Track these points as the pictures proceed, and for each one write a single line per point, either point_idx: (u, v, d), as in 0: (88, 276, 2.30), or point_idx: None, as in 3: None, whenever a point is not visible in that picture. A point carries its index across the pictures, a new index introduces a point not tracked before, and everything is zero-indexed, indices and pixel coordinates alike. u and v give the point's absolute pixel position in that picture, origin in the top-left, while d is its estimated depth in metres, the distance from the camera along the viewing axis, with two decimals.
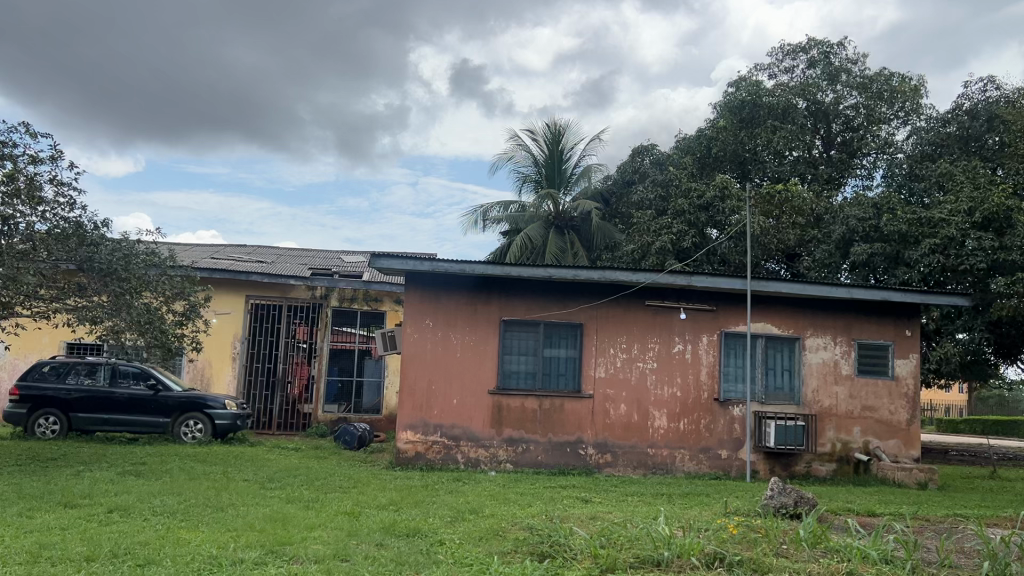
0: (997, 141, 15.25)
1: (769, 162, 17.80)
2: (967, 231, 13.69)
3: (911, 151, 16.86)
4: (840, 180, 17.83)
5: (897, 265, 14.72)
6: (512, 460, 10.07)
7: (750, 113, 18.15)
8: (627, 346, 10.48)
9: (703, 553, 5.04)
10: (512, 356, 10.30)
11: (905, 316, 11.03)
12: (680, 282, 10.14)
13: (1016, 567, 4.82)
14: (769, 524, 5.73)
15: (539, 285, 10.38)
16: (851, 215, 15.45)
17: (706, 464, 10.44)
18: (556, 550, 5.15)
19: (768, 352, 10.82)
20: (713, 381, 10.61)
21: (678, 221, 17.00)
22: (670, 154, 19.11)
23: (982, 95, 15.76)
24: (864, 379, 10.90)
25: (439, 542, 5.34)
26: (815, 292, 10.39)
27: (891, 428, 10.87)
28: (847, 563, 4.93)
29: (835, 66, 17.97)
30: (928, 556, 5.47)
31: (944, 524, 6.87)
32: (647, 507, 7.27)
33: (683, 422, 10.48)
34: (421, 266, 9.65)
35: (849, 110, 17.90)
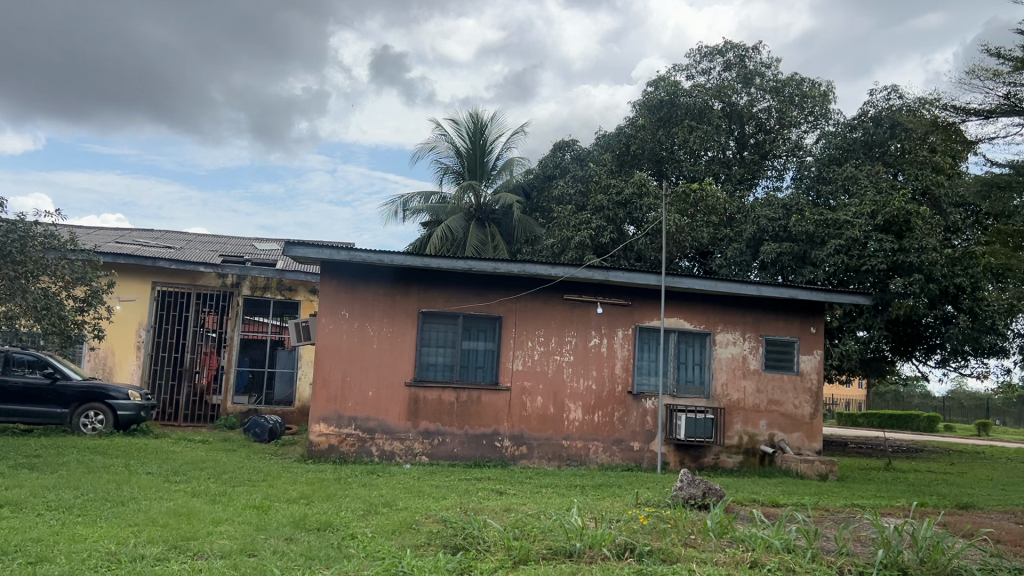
0: (899, 148, 16.04)
1: (685, 162, 18.16)
2: (869, 233, 14.33)
3: (819, 154, 17.36)
4: (752, 180, 18.34)
5: (804, 264, 15.25)
6: (428, 452, 10.01)
7: (668, 113, 18.53)
8: (545, 339, 10.55)
9: (614, 544, 5.12)
10: (430, 348, 10.23)
11: (811, 313, 11.44)
12: (596, 277, 10.25)
13: (909, 555, 5.07)
14: (679, 515, 5.85)
15: (458, 277, 10.34)
16: (761, 215, 15.89)
17: (619, 456, 10.62)
18: (469, 543, 5.13)
19: (680, 346, 11.09)
20: (628, 374, 10.80)
21: (597, 216, 17.22)
22: (591, 151, 19.47)
23: (886, 103, 16.50)
24: (770, 374, 11.27)
25: (350, 536, 5.25)
26: (727, 289, 10.67)
27: (795, 422, 11.27)
28: (751, 553, 5.10)
29: (749, 70, 18.45)
30: (827, 544, 5.69)
31: (842, 514, 7.16)
32: (560, 498, 7.35)
33: (598, 415, 10.63)
34: (338, 256, 9.45)
35: (762, 113, 18.39)
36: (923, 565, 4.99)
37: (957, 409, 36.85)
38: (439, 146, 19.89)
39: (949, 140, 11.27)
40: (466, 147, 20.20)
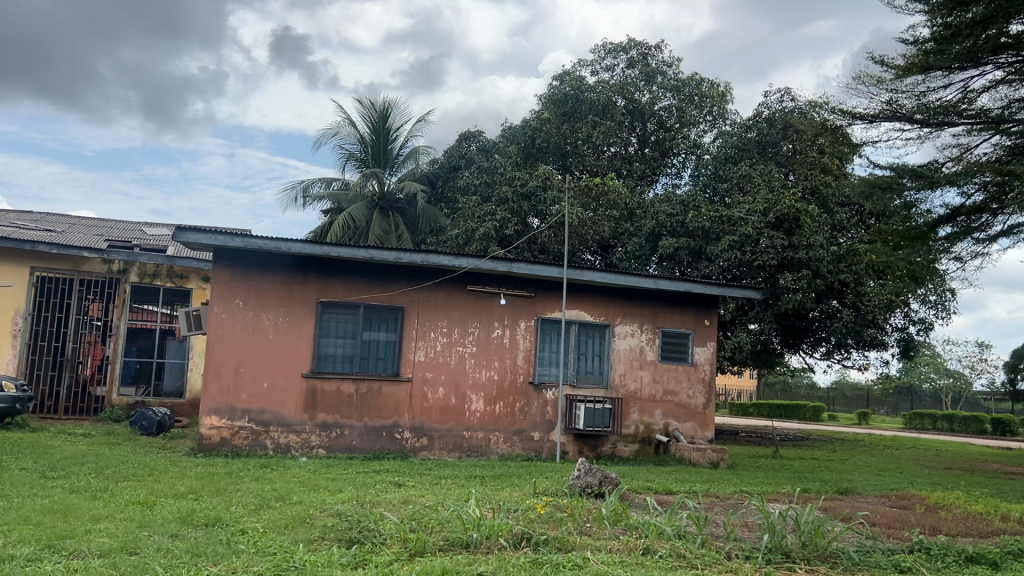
0: (790, 148, 16.73)
1: (589, 156, 18.37)
2: (761, 230, 14.86)
3: (715, 152, 17.93)
4: (653, 176, 18.76)
5: (700, 259, 15.65)
6: (325, 445, 9.82)
7: (572, 107, 18.84)
8: (448, 331, 10.51)
9: (511, 534, 5.14)
10: (329, 339, 10.02)
11: (704, 306, 11.83)
12: (500, 269, 10.26)
13: (792, 538, 5.30)
14: (575, 504, 5.95)
15: (359, 267, 10.17)
16: (660, 210, 16.24)
17: (519, 446, 10.70)
18: (365, 536, 5.06)
19: (580, 337, 11.23)
20: (529, 365, 10.89)
21: (502, 208, 17.26)
22: (496, 142, 19.52)
23: (779, 105, 17.18)
24: (666, 364, 11.57)
25: (240, 532, 5.09)
26: (627, 282, 10.88)
27: (688, 411, 11.64)
28: (644, 540, 5.23)
29: (651, 68, 18.89)
30: (715, 530, 5.86)
31: (731, 500, 7.42)
32: (458, 489, 7.33)
33: (499, 405, 10.68)
34: (232, 242, 9.13)
35: (662, 112, 18.82)
36: (805, 548, 5.23)
37: (840, 399, 38.75)
38: (341, 132, 19.46)
39: (836, 142, 11.81)
40: (369, 134, 19.81)
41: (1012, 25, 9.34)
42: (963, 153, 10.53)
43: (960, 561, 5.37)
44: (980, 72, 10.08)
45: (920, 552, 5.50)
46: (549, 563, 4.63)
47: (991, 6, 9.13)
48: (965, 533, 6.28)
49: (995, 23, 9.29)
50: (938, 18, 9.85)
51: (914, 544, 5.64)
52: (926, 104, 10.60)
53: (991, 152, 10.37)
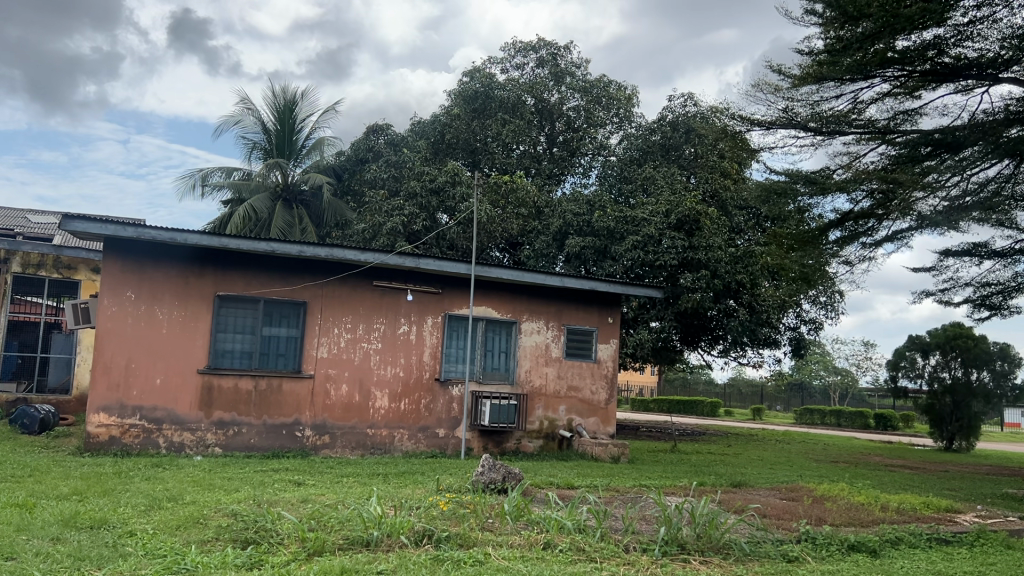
0: (693, 152, 17.23)
1: (498, 154, 18.40)
2: (664, 231, 15.24)
3: (621, 153, 18.29)
4: (560, 176, 18.99)
5: (604, 258, 15.94)
6: (222, 443, 9.54)
7: (482, 104, 18.70)
8: (352, 326, 10.36)
9: (412, 531, 5.10)
10: (226, 334, 9.72)
11: (609, 304, 12.08)
12: (407, 264, 10.17)
13: (687, 531, 5.46)
14: (478, 500, 5.96)
15: (260, 260, 9.90)
16: (568, 209, 16.47)
17: (423, 443, 10.66)
18: (261, 536, 4.94)
19: (487, 334, 11.26)
20: (435, 362, 10.85)
21: (410, 203, 17.15)
22: (404, 137, 19.22)
23: (682, 109, 17.66)
24: (570, 361, 11.74)
25: (128, 534, 4.89)
26: (533, 280, 10.96)
27: (591, 407, 11.85)
28: (545, 534, 5.29)
29: (561, 68, 19.08)
30: (614, 524, 5.95)
31: (630, 494, 7.60)
32: (360, 487, 7.24)
33: (403, 402, 10.60)
34: (124, 232, 8.73)
35: (571, 112, 19.05)
36: (699, 539, 5.40)
37: (736, 395, 40.01)
38: (243, 121, 18.94)
39: (736, 147, 12.22)
40: (273, 124, 19.31)
41: (898, 40, 9.87)
42: (852, 161, 11.07)
43: (842, 550, 5.65)
44: (869, 83, 10.62)
45: (807, 542, 5.75)
46: (450, 559, 4.62)
47: (880, 22, 9.63)
48: (848, 523, 6.60)
49: (882, 38, 9.80)
50: (831, 30, 10.29)
51: (801, 534, 5.88)
52: (820, 113, 11.08)
53: (877, 161, 10.94)
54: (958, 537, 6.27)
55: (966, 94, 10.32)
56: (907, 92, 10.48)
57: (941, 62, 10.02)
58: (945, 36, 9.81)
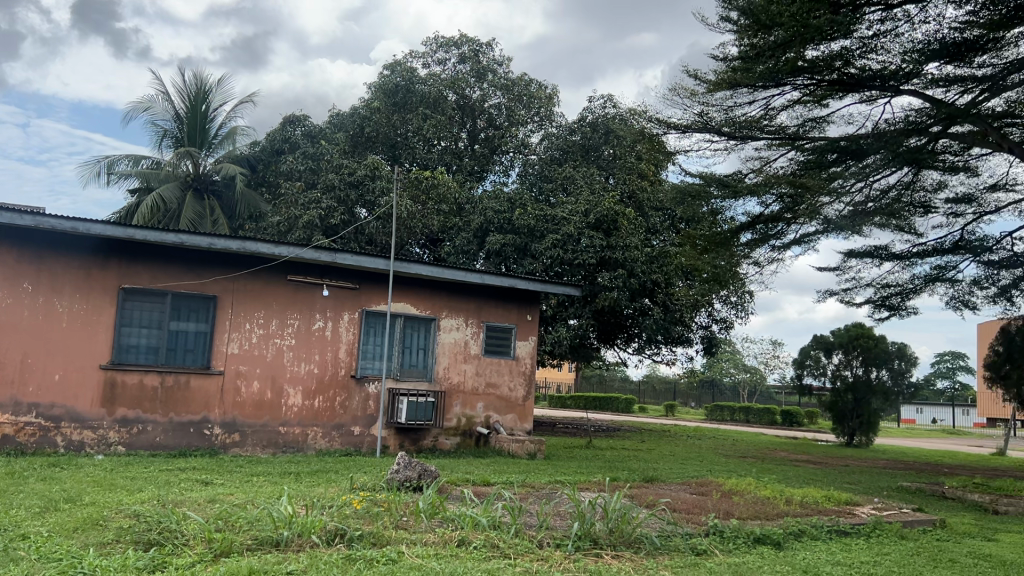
0: (612, 152, 17.49)
1: (419, 149, 18.37)
2: (583, 230, 15.42)
3: (542, 153, 18.42)
4: (481, 173, 19.00)
5: (524, 256, 16.02)
6: (125, 442, 9.18)
7: (403, 98, 18.63)
8: (265, 322, 10.12)
9: (324, 531, 5.02)
10: (131, 329, 9.35)
11: (527, 302, 12.17)
12: (323, 259, 9.99)
13: (600, 525, 5.53)
14: (392, 498, 5.91)
15: (168, 252, 9.56)
16: (488, 206, 16.49)
17: (338, 442, 10.50)
18: (165, 538, 4.77)
19: (405, 331, 11.17)
20: (351, 359, 10.71)
21: (327, 196, 16.87)
22: (322, 128, 18.84)
23: (602, 110, 17.92)
24: (489, 358, 11.77)
25: (21, 537, 4.66)
26: (452, 276, 10.93)
27: (509, 404, 11.90)
28: (459, 531, 5.29)
29: (482, 65, 19.07)
30: (529, 520, 5.98)
31: (545, 490, 7.67)
32: (271, 487, 7.09)
33: (318, 400, 10.43)
34: (20, 220, 8.29)
35: (492, 109, 19.08)
36: (611, 534, 5.47)
37: (650, 392, 40.76)
38: (153, 107, 18.28)
39: (653, 149, 12.45)
40: (185, 111, 18.66)
41: (807, 50, 10.22)
42: (763, 165, 11.42)
43: (748, 543, 5.83)
44: (780, 91, 10.97)
45: (714, 535, 5.89)
46: (362, 559, 4.56)
47: (790, 32, 9.94)
48: (753, 516, 6.81)
49: (793, 47, 10.12)
50: (745, 38, 10.58)
51: (708, 528, 6.02)
52: (733, 118, 11.39)
53: (787, 166, 11.31)
54: (856, 528, 6.54)
55: (869, 104, 10.78)
56: (815, 100, 10.88)
57: (848, 72, 10.42)
58: (851, 48, 10.22)
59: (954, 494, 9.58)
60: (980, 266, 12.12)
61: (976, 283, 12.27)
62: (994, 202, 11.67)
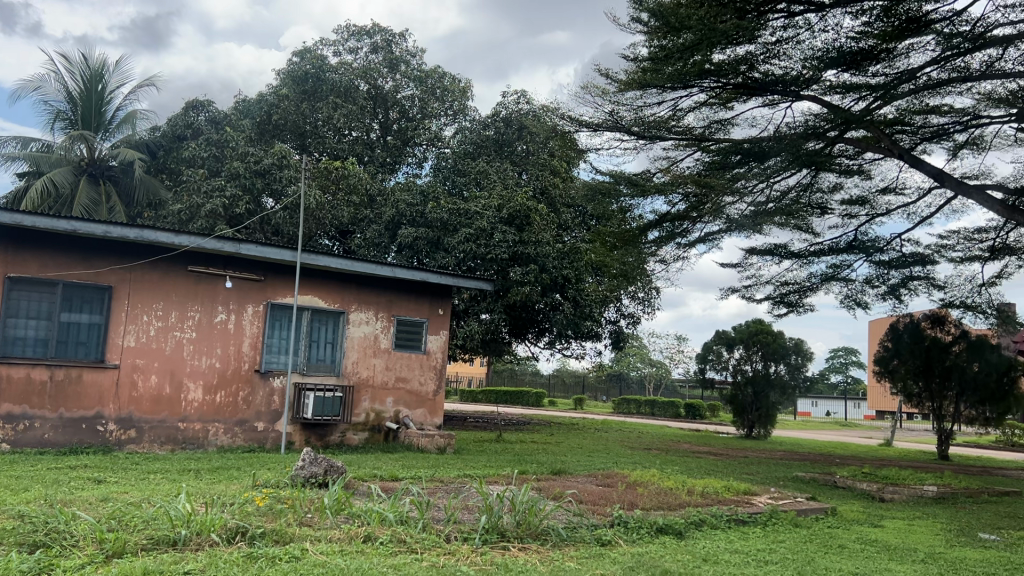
0: (525, 148, 17.60)
1: (329, 139, 18.07)
2: (495, 224, 15.48)
3: (455, 146, 18.34)
4: (394, 165, 18.83)
5: (436, 250, 15.95)
6: (10, 439, 8.68)
7: (313, 86, 18.17)
8: (163, 314, 9.75)
9: (224, 529, 4.87)
10: (18, 320, 8.85)
11: (438, 296, 12.12)
12: (226, 249, 9.69)
13: (507, 518, 5.56)
14: (297, 494, 5.78)
15: (60, 240, 9.09)
16: (400, 199, 16.34)
17: (240, 437, 10.23)
18: (52, 539, 4.54)
19: (312, 324, 10.96)
20: (256, 353, 10.44)
21: (232, 184, 16.35)
22: (227, 114, 18.32)
23: (515, 105, 18.00)
24: (399, 352, 11.68)
25: None
26: (362, 269, 10.79)
27: (419, 398, 11.84)
28: (365, 527, 5.22)
29: (395, 55, 18.86)
30: (436, 514, 5.95)
31: (453, 484, 7.67)
32: (168, 484, 6.84)
33: (219, 395, 10.13)
34: None
35: (405, 100, 18.97)
36: (518, 527, 5.51)
37: (560, 386, 41.22)
38: (44, 87, 17.35)
39: (565, 146, 12.56)
40: (78, 93, 17.77)
41: (714, 53, 10.48)
42: (670, 165, 11.68)
43: (651, 532, 5.96)
44: (688, 93, 11.24)
45: (619, 526, 5.99)
46: (264, 556, 4.46)
47: (699, 35, 10.12)
48: (657, 507, 6.97)
49: (700, 50, 10.34)
50: (656, 39, 10.74)
51: (613, 519, 6.13)
52: (643, 118, 11.62)
53: (693, 166, 11.60)
54: (753, 517, 6.77)
55: (771, 108, 11.17)
56: (721, 103, 11.19)
57: (752, 77, 10.75)
58: (755, 53, 10.56)
59: (845, 482, 10.04)
60: (872, 265, 12.73)
61: (868, 282, 12.89)
62: (885, 204, 12.29)
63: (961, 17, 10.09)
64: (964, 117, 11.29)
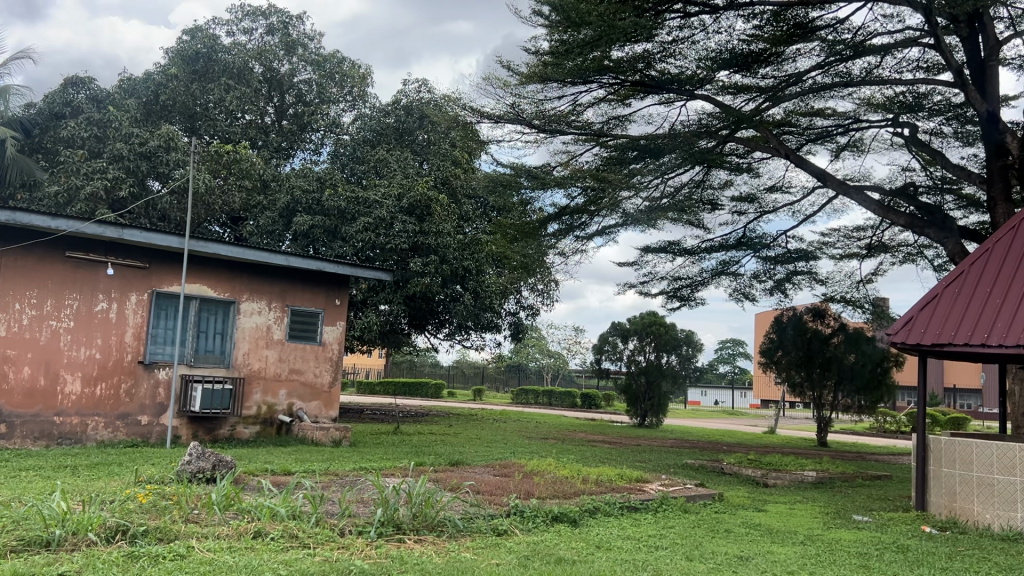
0: (426, 138, 17.51)
1: (220, 121, 17.36)
2: (395, 214, 15.38)
3: (354, 133, 18.06)
4: (290, 150, 18.43)
5: (333, 238, 15.66)
6: None
7: (204, 66, 17.58)
8: (38, 302, 9.22)
9: (103, 528, 4.64)
10: None
11: (334, 286, 11.90)
12: (107, 235, 9.21)
13: (403, 511, 5.49)
14: (182, 490, 5.57)
15: None
16: (296, 185, 15.98)
17: (122, 432, 9.77)
18: None
19: (200, 314, 10.57)
20: (139, 344, 9.99)
21: (114, 167, 15.66)
22: (110, 93, 17.59)
23: (417, 94, 17.87)
24: (293, 344, 11.41)
25: None
26: (255, 258, 10.48)
27: (314, 390, 11.61)
28: (255, 523, 5.07)
29: (292, 38, 18.40)
30: (330, 508, 5.84)
31: (348, 477, 7.58)
32: (40, 481, 6.47)
33: (100, 387, 9.64)
34: None
35: (302, 84, 18.59)
36: (414, 519, 5.46)
37: (459, 377, 41.30)
38: None
39: (466, 138, 12.51)
40: None
41: (613, 50, 10.66)
42: (569, 159, 11.82)
43: (546, 521, 6.04)
44: (587, 88, 11.39)
45: (515, 516, 6.03)
46: (146, 556, 4.26)
47: (599, 31, 10.19)
48: (552, 495, 7.07)
49: (600, 47, 10.46)
50: (557, 33, 10.73)
51: (510, 508, 6.17)
52: (543, 111, 11.66)
53: (591, 161, 11.77)
54: (645, 503, 6.96)
55: (667, 106, 11.46)
56: (619, 99, 11.41)
57: (649, 75, 10.98)
58: (652, 51, 10.80)
59: (732, 469, 10.43)
60: (759, 261, 13.24)
61: (755, 277, 13.41)
62: (771, 202, 12.81)
63: (844, 25, 10.65)
64: (846, 120, 11.87)
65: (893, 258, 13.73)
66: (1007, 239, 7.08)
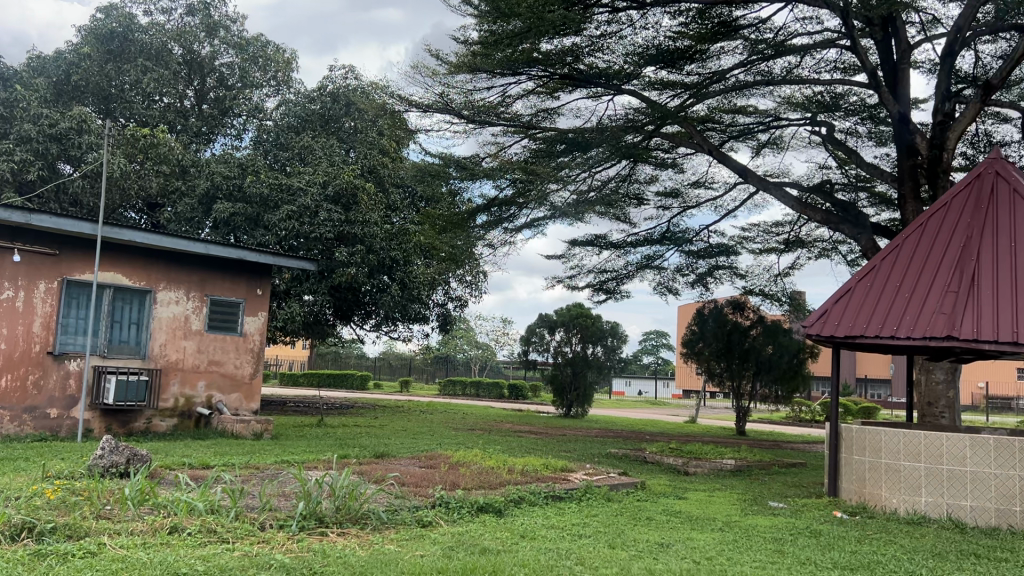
0: (353, 125, 17.22)
1: (137, 103, 16.97)
2: (320, 202, 15.21)
3: (277, 119, 17.72)
4: (210, 135, 17.92)
5: (256, 227, 15.32)
6: None
7: (119, 46, 16.93)
8: None
9: (8, 525, 4.44)
10: None
11: (256, 275, 11.65)
12: (14, 219, 8.77)
13: (326, 504, 5.41)
14: (94, 485, 5.38)
15: None
16: (216, 171, 15.50)
17: (29, 426, 9.36)
18: None
19: (114, 304, 10.20)
20: (49, 334, 9.58)
21: (22, 148, 14.96)
22: (15, 71, 16.52)
23: (344, 80, 17.56)
24: (212, 334, 11.12)
25: None
26: (173, 245, 10.16)
27: (234, 382, 11.36)
28: (171, 518, 4.92)
29: (213, 20, 17.67)
30: (250, 502, 5.71)
31: (269, 470, 7.43)
32: None
33: (5, 379, 9.21)
34: None
35: (223, 68, 17.98)
36: (337, 512, 5.40)
37: (386, 368, 41.00)
38: None
39: (393, 126, 12.37)
40: None
41: (542, 42, 10.66)
42: (498, 150, 11.81)
43: (471, 512, 6.04)
44: (516, 79, 11.39)
45: (440, 507, 6.01)
46: (54, 554, 4.09)
47: (528, 23, 10.18)
48: (477, 486, 7.07)
49: (529, 39, 10.46)
50: (486, 23, 10.67)
51: (435, 499, 6.14)
52: (472, 102, 11.60)
53: (520, 153, 11.81)
54: (569, 492, 7.03)
55: (595, 100, 11.55)
56: (548, 92, 11.46)
57: (577, 68, 11.04)
58: (581, 45, 10.85)
59: (654, 458, 10.64)
60: (682, 255, 13.52)
61: (678, 270, 13.68)
62: (695, 197, 13.07)
63: (765, 25, 10.93)
64: (766, 119, 12.19)
65: (809, 252, 14.19)
66: (914, 238, 7.40)
